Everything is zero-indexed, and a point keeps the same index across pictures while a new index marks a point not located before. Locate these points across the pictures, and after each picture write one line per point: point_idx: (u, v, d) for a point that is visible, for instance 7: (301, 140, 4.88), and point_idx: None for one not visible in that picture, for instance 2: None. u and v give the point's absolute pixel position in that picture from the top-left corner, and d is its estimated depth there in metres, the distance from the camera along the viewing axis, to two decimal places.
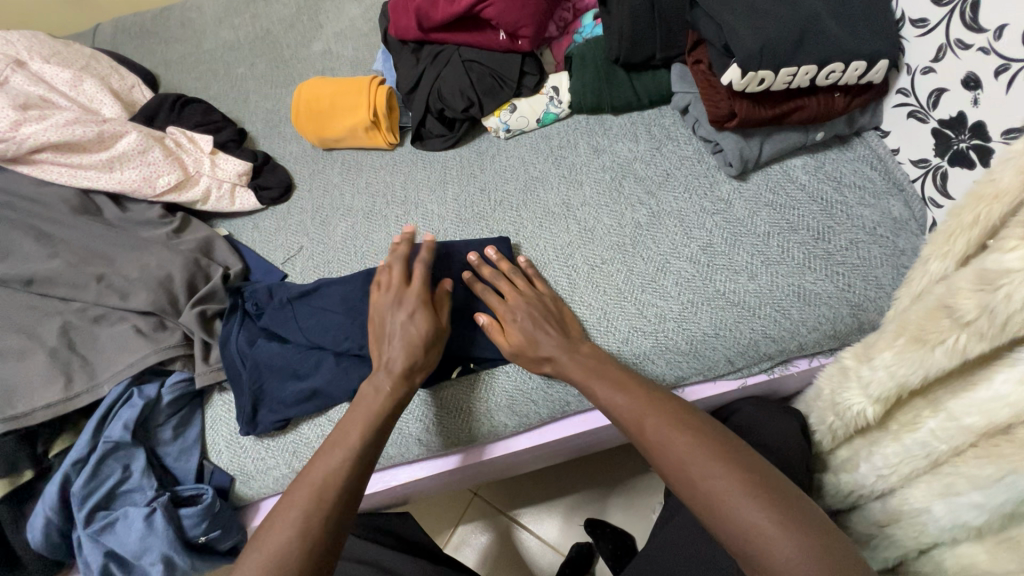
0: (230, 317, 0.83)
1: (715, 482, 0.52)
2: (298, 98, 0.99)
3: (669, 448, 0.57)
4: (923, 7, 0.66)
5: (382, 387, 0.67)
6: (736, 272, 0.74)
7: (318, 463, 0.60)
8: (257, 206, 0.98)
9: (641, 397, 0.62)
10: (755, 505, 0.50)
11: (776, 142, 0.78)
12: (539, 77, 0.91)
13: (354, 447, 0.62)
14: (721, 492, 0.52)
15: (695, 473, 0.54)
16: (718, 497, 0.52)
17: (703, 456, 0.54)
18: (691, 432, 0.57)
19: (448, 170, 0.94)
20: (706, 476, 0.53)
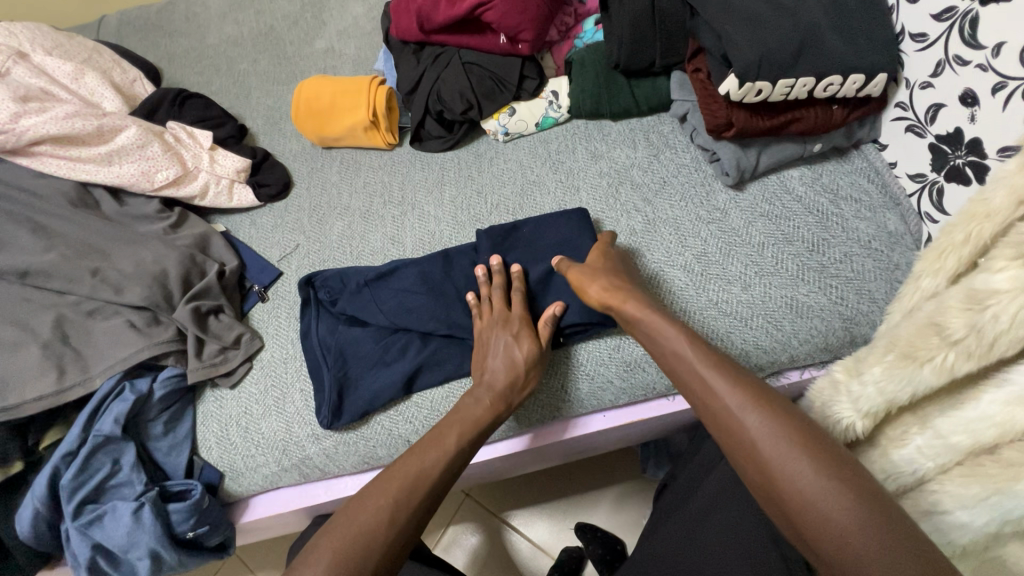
0: (306, 307, 0.84)
1: (785, 458, 0.47)
2: (298, 96, 0.99)
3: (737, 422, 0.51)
4: (923, 22, 0.65)
5: (482, 400, 0.68)
6: (730, 282, 0.74)
7: (416, 455, 0.62)
8: (255, 202, 0.98)
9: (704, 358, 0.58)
10: (828, 483, 0.45)
11: (774, 153, 0.77)
12: (539, 81, 0.91)
13: (447, 457, 0.62)
14: (789, 468, 0.47)
15: (763, 446, 0.49)
16: (785, 472, 0.47)
17: (774, 428, 0.49)
18: (763, 403, 0.52)
19: (445, 171, 0.94)
20: (775, 449, 0.48)
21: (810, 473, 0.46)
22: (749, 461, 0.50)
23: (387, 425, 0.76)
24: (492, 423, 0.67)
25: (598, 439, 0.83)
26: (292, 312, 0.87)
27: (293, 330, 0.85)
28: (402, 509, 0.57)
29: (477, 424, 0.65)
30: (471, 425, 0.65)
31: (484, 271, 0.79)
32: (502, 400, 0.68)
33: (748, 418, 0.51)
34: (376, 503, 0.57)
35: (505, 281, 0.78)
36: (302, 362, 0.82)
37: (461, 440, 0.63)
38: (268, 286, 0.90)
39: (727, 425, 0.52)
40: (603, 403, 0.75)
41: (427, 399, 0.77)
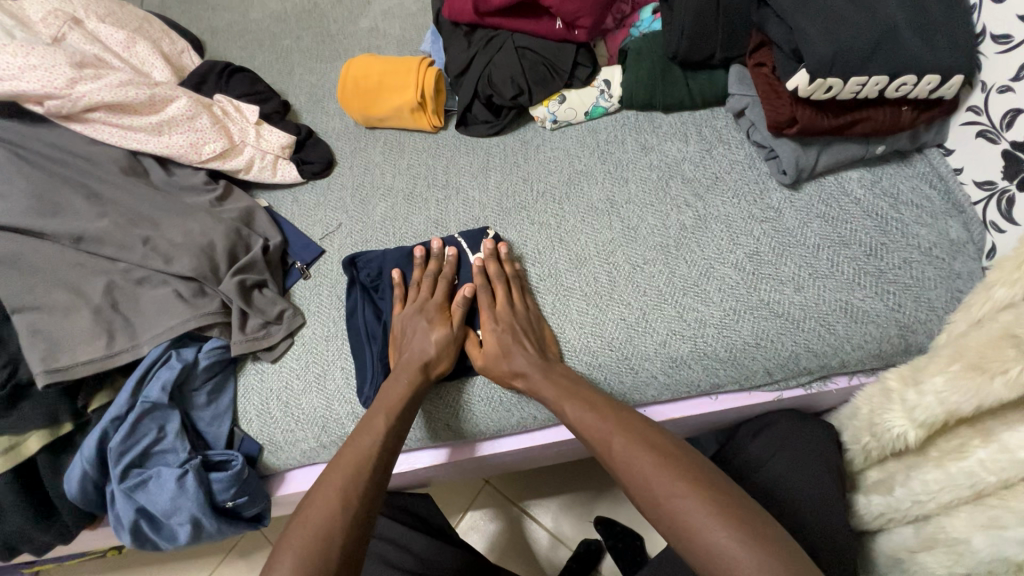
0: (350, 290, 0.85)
1: (678, 503, 0.54)
2: (346, 74, 0.98)
3: (632, 471, 0.58)
4: (1008, 23, 0.63)
5: (402, 379, 0.71)
6: (782, 283, 0.73)
7: (358, 440, 0.66)
8: (298, 179, 0.98)
9: (608, 417, 0.64)
10: (714, 522, 0.51)
11: (834, 153, 0.76)
12: (591, 69, 0.89)
13: (371, 453, 0.64)
14: (684, 513, 0.53)
15: (657, 492, 0.55)
16: (682, 519, 0.53)
17: (669, 475, 0.56)
18: (656, 448, 0.59)
19: (491, 157, 0.94)
20: (668, 496, 0.54)
21: (699, 511, 0.52)
22: (656, 515, 0.55)
23: (429, 408, 0.77)
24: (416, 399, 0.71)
25: None
26: (335, 290, 0.87)
27: (334, 309, 0.86)
28: (347, 501, 0.59)
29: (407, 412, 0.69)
30: (386, 411, 0.68)
31: (422, 254, 0.83)
32: (418, 377, 0.71)
33: (637, 463, 0.58)
34: (323, 505, 0.59)
35: (450, 270, 0.82)
36: (344, 340, 0.83)
37: (388, 424, 0.67)
38: (310, 263, 0.91)
39: (629, 477, 0.59)
40: (646, 397, 0.75)
41: (469, 386, 0.77)
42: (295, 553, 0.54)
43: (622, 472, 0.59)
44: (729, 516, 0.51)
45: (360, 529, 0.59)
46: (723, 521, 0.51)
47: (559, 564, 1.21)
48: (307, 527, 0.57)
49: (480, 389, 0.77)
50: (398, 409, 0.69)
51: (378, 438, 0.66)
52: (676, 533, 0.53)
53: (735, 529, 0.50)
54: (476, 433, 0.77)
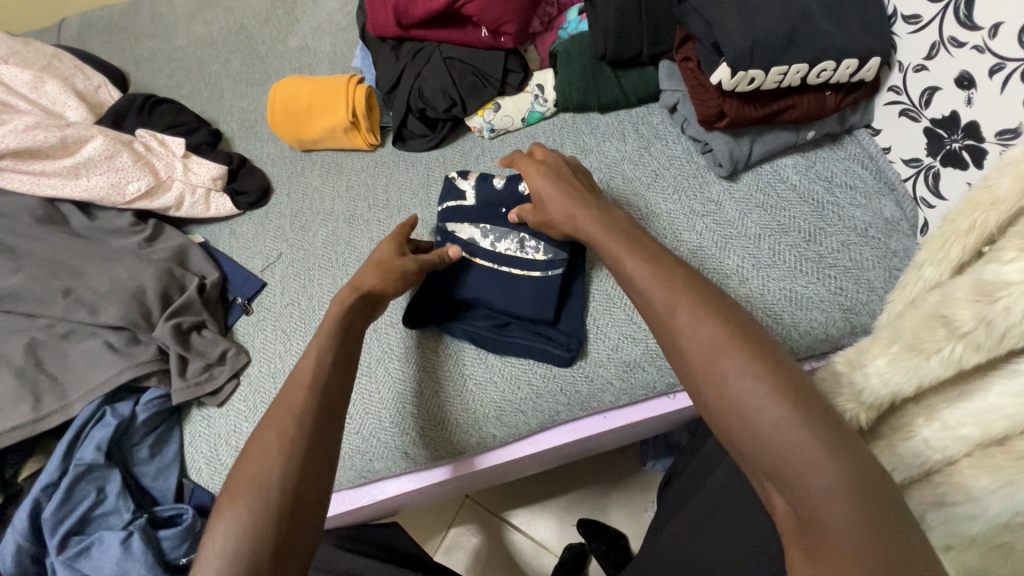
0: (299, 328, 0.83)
1: (741, 393, 0.43)
2: (273, 97, 0.95)
3: (685, 349, 0.47)
4: (916, 3, 0.64)
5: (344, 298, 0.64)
6: (727, 276, 0.73)
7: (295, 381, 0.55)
8: (234, 210, 0.95)
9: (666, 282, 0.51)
10: (779, 411, 0.41)
11: (767, 142, 0.76)
12: (523, 74, 0.88)
13: (318, 380, 0.55)
14: (749, 407, 0.42)
15: (713, 379, 0.44)
16: (743, 411, 0.42)
17: (737, 359, 0.44)
18: (723, 333, 0.46)
19: (431, 172, 0.92)
20: (730, 387, 0.43)
21: (760, 398, 0.42)
22: (707, 397, 0.45)
23: (382, 439, 0.73)
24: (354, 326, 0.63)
25: (601, 440, 0.81)
26: (278, 325, 0.84)
27: (280, 343, 0.82)
28: (294, 435, 0.50)
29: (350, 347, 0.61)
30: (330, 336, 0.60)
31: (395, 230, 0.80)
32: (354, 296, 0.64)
33: (693, 334, 0.47)
34: (260, 452, 0.49)
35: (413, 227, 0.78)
36: None
37: (324, 351, 0.58)
38: (252, 298, 0.87)
39: (679, 352, 0.48)
40: (603, 404, 0.74)
41: (419, 407, 0.74)
42: (237, 505, 0.45)
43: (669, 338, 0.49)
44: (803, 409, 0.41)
45: (323, 466, 0.51)
46: (794, 413, 0.41)
47: (546, 572, 1.20)
48: (251, 463, 0.48)
49: (433, 409, 0.73)
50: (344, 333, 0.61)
51: (322, 360, 0.58)
52: (728, 417, 0.43)
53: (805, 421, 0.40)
54: (438, 457, 0.74)
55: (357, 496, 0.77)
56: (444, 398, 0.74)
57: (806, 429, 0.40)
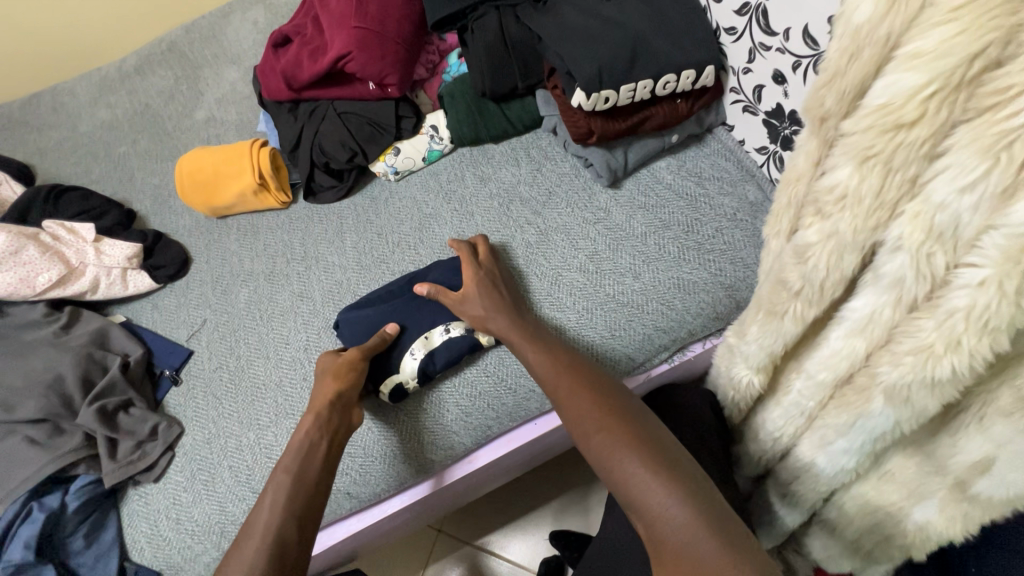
0: (230, 389, 0.84)
1: (602, 441, 0.55)
2: (180, 171, 0.98)
3: (565, 412, 0.61)
4: (730, 17, 0.73)
5: (306, 422, 0.68)
6: (622, 274, 0.79)
7: (253, 526, 0.58)
8: (153, 285, 0.96)
9: (561, 371, 0.64)
10: (644, 466, 0.51)
11: (638, 150, 0.84)
12: (416, 118, 0.93)
13: (272, 527, 0.57)
14: (606, 450, 0.54)
15: (589, 430, 0.57)
16: (605, 455, 0.54)
17: (598, 417, 0.57)
18: (584, 393, 0.61)
19: (344, 220, 0.95)
20: (597, 434, 0.56)
21: (626, 457, 0.53)
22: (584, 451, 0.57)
23: None
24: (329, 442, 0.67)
25: (541, 446, 0.85)
26: (209, 390, 0.85)
27: (212, 408, 0.83)
28: None
29: (306, 474, 0.63)
30: (283, 474, 0.63)
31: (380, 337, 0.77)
32: (325, 410, 0.69)
33: (569, 399, 0.61)
34: None
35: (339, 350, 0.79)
36: (227, 438, 0.80)
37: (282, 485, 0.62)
38: (179, 368, 0.88)
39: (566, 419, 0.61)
40: (531, 411, 0.78)
41: (358, 447, 0.76)
42: None
43: (565, 419, 0.61)
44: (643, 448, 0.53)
45: None
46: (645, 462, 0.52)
47: None
48: None
49: (369, 445, 0.75)
50: (302, 468, 0.64)
51: (277, 503, 0.60)
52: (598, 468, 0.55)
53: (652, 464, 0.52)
54: (383, 491, 0.76)
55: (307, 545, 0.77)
56: (379, 435, 0.76)
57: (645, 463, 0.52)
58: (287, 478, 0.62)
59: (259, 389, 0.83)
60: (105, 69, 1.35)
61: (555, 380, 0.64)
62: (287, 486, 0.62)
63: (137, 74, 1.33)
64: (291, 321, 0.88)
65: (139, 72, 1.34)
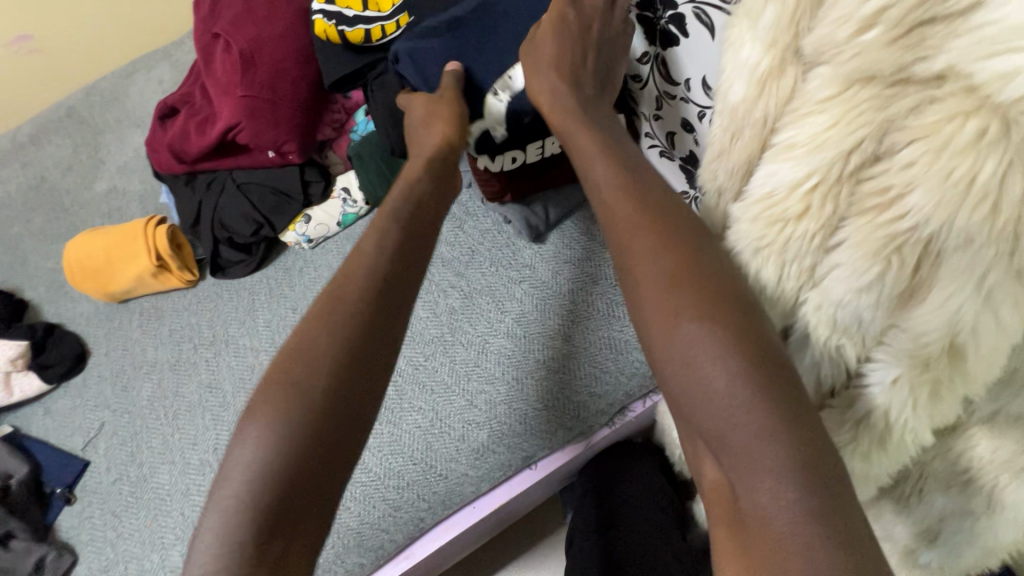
0: (130, 505, 0.75)
1: (685, 335, 0.37)
2: (70, 256, 0.89)
3: (623, 250, 0.42)
4: (633, 65, 0.69)
5: (349, 298, 0.47)
6: (551, 337, 0.75)
7: (272, 445, 0.41)
8: (45, 386, 0.86)
9: (652, 228, 0.41)
10: (731, 374, 0.35)
11: (558, 203, 0.81)
12: (325, 182, 0.88)
13: (266, 475, 0.40)
14: (693, 352, 0.36)
15: (648, 295, 0.39)
16: (686, 361, 0.36)
17: (675, 295, 0.38)
18: (675, 270, 0.39)
19: (256, 295, 0.88)
20: (671, 328, 0.37)
21: (718, 374, 0.35)
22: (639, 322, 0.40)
23: None
24: (390, 349, 0.48)
25: (486, 526, 0.79)
26: (107, 506, 0.76)
27: (110, 530, 0.74)
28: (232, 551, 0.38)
29: (337, 413, 0.43)
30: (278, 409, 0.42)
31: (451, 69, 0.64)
32: (380, 302, 0.48)
33: (647, 268, 0.40)
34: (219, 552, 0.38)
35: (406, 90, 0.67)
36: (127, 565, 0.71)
37: (322, 401, 0.42)
38: (74, 484, 0.78)
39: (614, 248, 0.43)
40: (467, 496, 0.71)
41: None
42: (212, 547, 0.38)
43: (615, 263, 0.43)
44: (754, 375, 0.34)
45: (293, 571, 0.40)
46: (757, 396, 0.34)
47: None
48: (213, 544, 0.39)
49: None
50: (304, 390, 0.42)
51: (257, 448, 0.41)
52: (670, 372, 0.38)
53: (766, 407, 0.34)
54: None
55: None
56: None
57: (764, 400, 0.34)
58: (293, 398, 0.42)
59: (163, 501, 0.74)
60: None
61: (645, 237, 0.41)
62: (335, 389, 0.43)
63: (32, 143, 1.23)
64: (200, 417, 0.79)
65: (33, 141, 1.23)
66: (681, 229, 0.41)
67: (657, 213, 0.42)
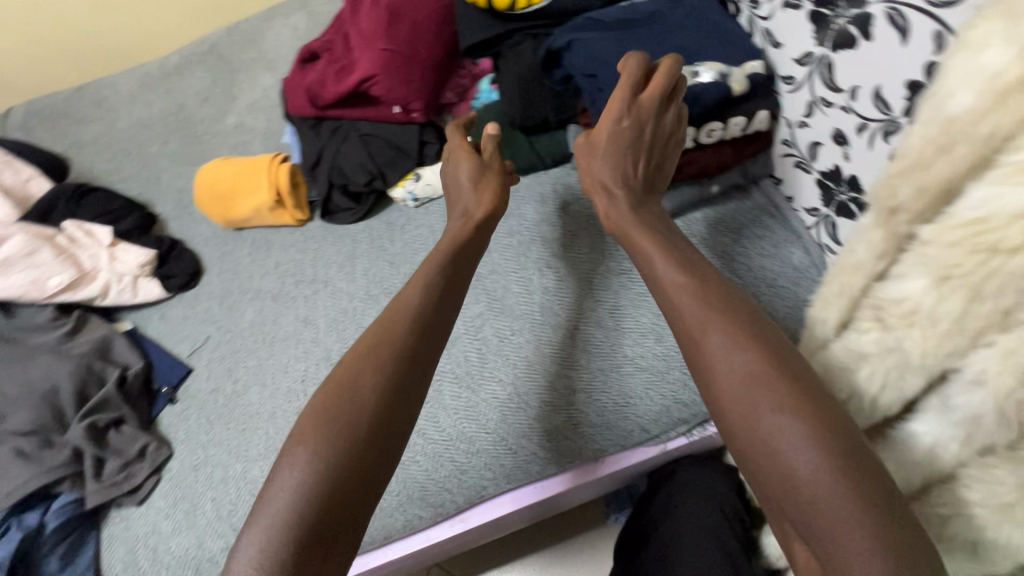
0: (223, 415, 0.81)
1: (772, 423, 0.43)
2: (201, 179, 0.96)
3: (706, 355, 0.48)
4: (789, 66, 0.64)
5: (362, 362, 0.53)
6: (643, 335, 0.72)
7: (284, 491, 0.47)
8: (163, 294, 0.95)
9: (710, 320, 0.49)
10: (821, 462, 0.40)
11: (674, 198, 0.77)
12: (440, 145, 0.89)
13: (295, 511, 0.46)
14: (780, 441, 0.42)
15: (744, 390, 0.45)
16: (773, 443, 0.42)
17: (765, 388, 0.44)
18: (760, 365, 0.45)
19: (358, 244, 0.92)
20: (762, 416, 0.43)
21: (810, 463, 0.40)
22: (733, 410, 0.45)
23: None
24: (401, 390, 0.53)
25: (545, 508, 0.79)
26: (203, 412, 0.82)
27: (203, 434, 0.80)
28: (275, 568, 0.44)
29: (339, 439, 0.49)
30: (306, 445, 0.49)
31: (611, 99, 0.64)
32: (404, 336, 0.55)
33: (736, 365, 0.46)
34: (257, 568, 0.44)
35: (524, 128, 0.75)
36: (214, 468, 0.77)
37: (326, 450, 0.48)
38: (178, 385, 0.86)
39: (702, 359, 0.48)
40: (531, 475, 0.72)
41: None
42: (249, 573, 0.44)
43: (700, 357, 0.48)
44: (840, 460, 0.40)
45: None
46: (841, 483, 0.39)
47: None
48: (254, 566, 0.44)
49: None
50: (327, 439, 0.49)
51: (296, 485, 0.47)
52: (755, 451, 0.43)
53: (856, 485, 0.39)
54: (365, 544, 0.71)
55: None
56: None
57: (851, 485, 0.39)
58: (312, 447, 0.48)
59: (252, 418, 0.79)
60: (147, 66, 1.37)
61: (708, 333, 0.48)
62: (346, 435, 0.49)
63: (176, 73, 1.34)
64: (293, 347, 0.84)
65: (178, 71, 1.34)
66: (747, 323, 0.48)
67: (737, 313, 0.49)
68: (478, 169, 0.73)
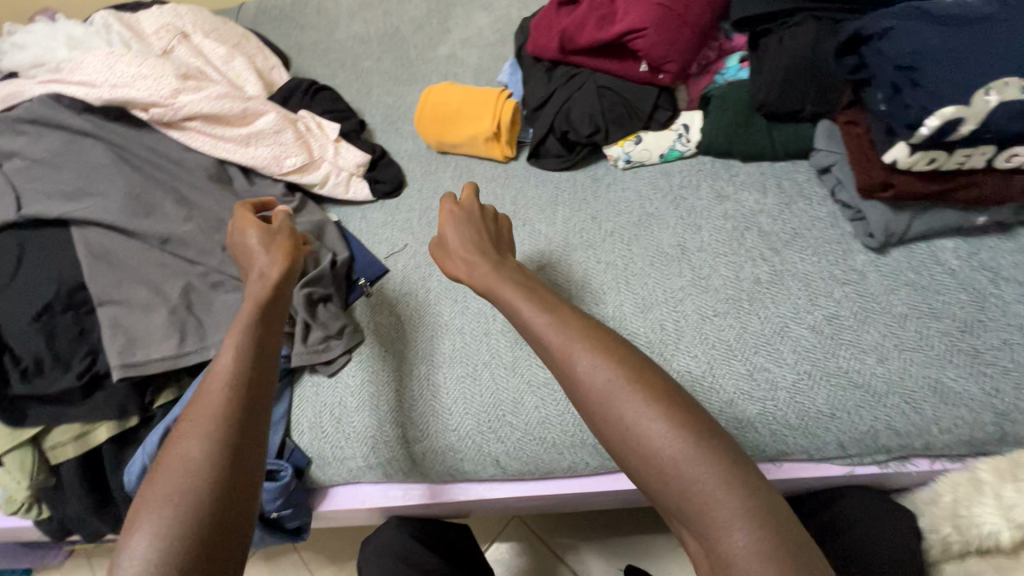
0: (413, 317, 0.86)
1: (704, 502, 0.45)
2: (426, 99, 1.01)
3: (609, 412, 0.50)
4: None
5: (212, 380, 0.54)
6: (864, 352, 0.69)
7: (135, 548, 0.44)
8: (368, 197, 1.01)
9: (632, 384, 0.50)
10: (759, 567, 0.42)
11: (929, 220, 0.72)
12: (671, 112, 0.89)
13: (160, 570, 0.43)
14: (716, 526, 0.44)
15: (663, 464, 0.47)
16: (716, 530, 0.44)
17: (693, 458, 0.46)
18: (686, 437, 0.47)
19: (560, 191, 0.93)
20: (700, 487, 0.45)
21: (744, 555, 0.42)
22: (661, 481, 0.48)
23: (478, 441, 0.75)
24: (221, 434, 0.51)
25: None
26: (395, 310, 0.88)
27: (395, 331, 0.86)
28: None
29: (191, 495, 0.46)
30: (163, 506, 0.46)
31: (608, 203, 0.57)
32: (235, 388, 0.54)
33: (654, 432, 0.48)
34: None
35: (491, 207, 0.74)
36: (401, 363, 0.83)
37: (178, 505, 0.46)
38: (372, 282, 0.92)
39: (584, 395, 0.52)
40: None
41: (522, 420, 0.75)
42: None
43: (595, 404, 0.51)
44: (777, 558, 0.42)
45: None
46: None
47: None
48: None
49: (533, 427, 0.74)
50: (175, 501, 0.46)
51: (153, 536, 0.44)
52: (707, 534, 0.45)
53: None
54: (529, 472, 0.75)
55: (439, 491, 0.80)
56: (544, 417, 0.74)
57: None
58: (171, 509, 0.46)
59: (441, 329, 0.84)
60: None
61: (601, 390, 0.50)
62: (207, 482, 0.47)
63: None
64: None
65: None
66: (603, 332, 0.54)
67: (612, 345, 0.53)
68: (267, 236, 0.73)
